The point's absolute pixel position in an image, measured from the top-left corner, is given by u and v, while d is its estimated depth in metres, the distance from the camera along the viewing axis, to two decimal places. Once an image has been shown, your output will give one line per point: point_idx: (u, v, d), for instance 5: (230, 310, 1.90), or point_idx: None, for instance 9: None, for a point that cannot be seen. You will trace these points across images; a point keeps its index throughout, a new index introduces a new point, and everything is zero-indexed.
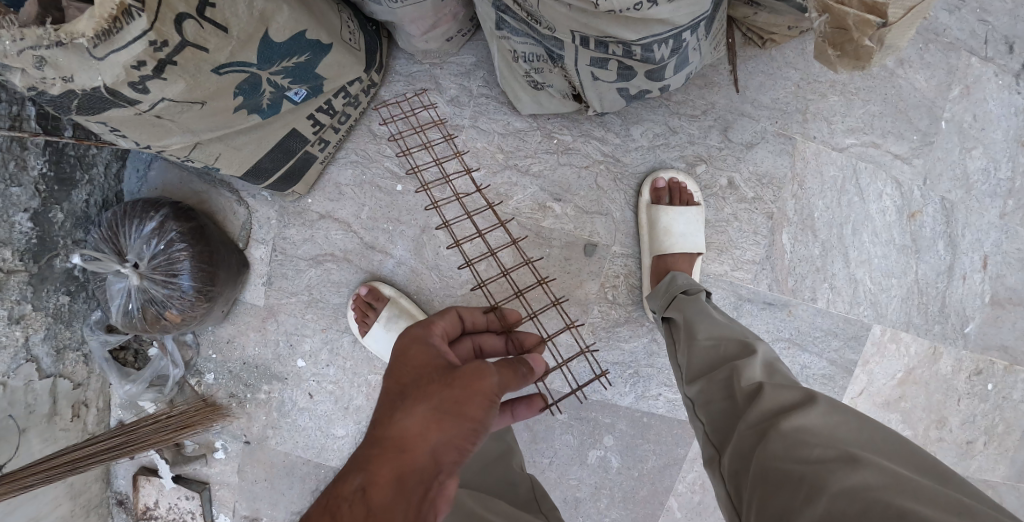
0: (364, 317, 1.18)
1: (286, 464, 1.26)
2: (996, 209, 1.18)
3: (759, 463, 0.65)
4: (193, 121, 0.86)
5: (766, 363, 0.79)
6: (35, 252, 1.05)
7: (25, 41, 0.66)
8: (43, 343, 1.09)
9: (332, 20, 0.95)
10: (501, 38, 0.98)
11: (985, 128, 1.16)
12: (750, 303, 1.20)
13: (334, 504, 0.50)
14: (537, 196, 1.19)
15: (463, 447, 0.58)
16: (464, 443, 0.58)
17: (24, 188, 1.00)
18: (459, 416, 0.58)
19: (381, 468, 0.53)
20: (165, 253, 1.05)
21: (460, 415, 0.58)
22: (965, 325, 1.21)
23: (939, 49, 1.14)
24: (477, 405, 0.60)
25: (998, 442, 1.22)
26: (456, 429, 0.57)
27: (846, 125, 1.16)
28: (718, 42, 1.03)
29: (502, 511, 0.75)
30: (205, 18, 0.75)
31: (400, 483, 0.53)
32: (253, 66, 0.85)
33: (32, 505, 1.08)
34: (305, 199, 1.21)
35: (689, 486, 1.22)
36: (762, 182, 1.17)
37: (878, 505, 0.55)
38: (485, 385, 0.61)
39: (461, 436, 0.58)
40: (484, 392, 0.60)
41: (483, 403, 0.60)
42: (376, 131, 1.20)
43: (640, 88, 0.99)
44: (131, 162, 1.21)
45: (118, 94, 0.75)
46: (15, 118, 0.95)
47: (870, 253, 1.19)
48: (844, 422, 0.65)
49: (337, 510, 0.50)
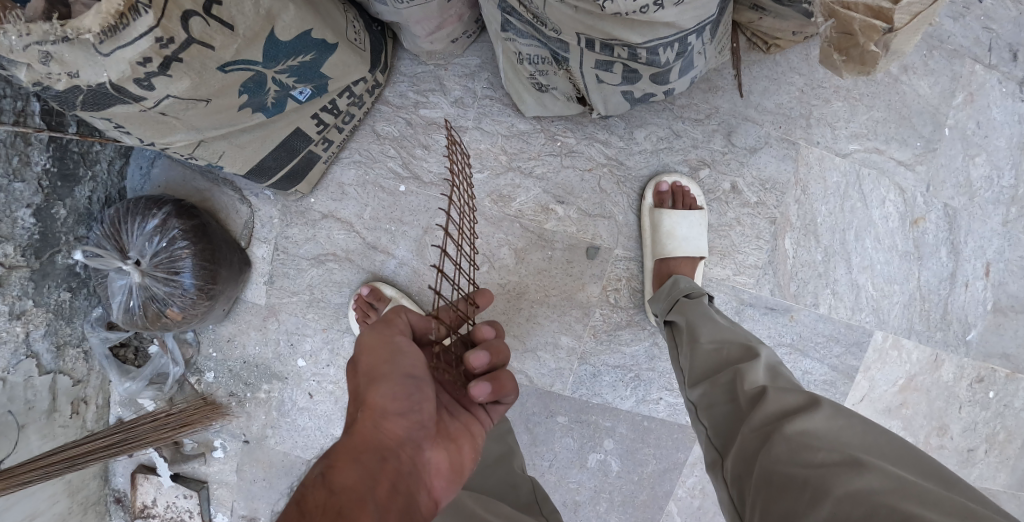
0: (365, 316, 1.16)
1: (285, 464, 1.26)
2: (999, 216, 1.18)
3: (762, 467, 0.65)
4: (198, 118, 0.86)
5: (770, 367, 0.79)
6: (37, 248, 1.05)
7: (31, 36, 0.66)
8: (44, 339, 1.09)
9: (337, 19, 0.95)
10: (507, 40, 0.98)
11: (988, 136, 1.16)
12: (753, 307, 1.20)
13: (300, 494, 0.50)
14: (541, 198, 1.19)
15: (402, 407, 0.60)
16: (400, 403, 0.60)
17: (27, 184, 1.00)
18: (375, 380, 0.61)
19: (339, 456, 0.54)
20: (167, 251, 1.05)
21: (376, 377, 0.61)
22: (967, 332, 1.21)
23: (944, 55, 1.14)
24: (374, 358, 0.63)
25: (999, 449, 1.23)
26: (381, 390, 0.60)
27: (850, 130, 1.16)
28: (723, 46, 1.02)
29: (502, 513, 0.75)
30: (211, 15, 0.75)
31: (360, 462, 0.53)
32: (258, 65, 0.85)
33: (30, 501, 1.09)
34: (308, 198, 1.21)
35: (689, 491, 1.22)
36: (765, 187, 1.17)
37: (884, 509, 0.55)
38: (371, 340, 0.65)
39: (389, 395, 0.60)
40: (376, 346, 0.64)
41: (383, 357, 0.63)
42: (380, 131, 1.19)
43: (644, 91, 0.99)
44: (134, 160, 1.21)
45: (123, 90, 0.75)
46: (20, 113, 0.95)
47: (873, 259, 1.19)
48: (850, 426, 0.65)
49: (304, 497, 0.49)
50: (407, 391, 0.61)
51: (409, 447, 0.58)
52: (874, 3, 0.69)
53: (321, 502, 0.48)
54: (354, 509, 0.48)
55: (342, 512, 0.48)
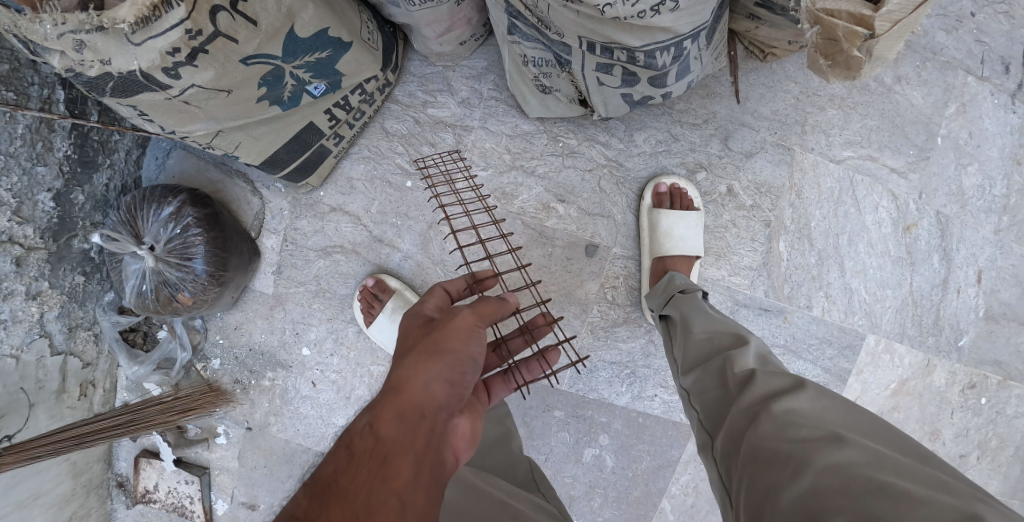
0: (370, 308, 1.22)
1: (286, 452, 1.29)
2: (991, 225, 1.20)
3: (749, 444, 0.67)
4: (217, 109, 0.90)
5: (759, 354, 0.82)
6: (56, 231, 1.09)
7: (67, 25, 0.70)
8: (57, 320, 1.13)
9: (352, 19, 1.00)
10: (512, 42, 1.03)
11: (980, 146, 1.19)
12: (747, 308, 1.23)
13: (348, 438, 0.56)
14: (542, 196, 1.23)
15: (454, 377, 0.63)
16: (453, 374, 0.63)
17: (49, 168, 1.04)
18: (440, 350, 0.64)
19: (384, 410, 0.59)
20: (181, 237, 1.09)
21: (442, 349, 0.64)
22: (959, 339, 1.23)
23: (936, 67, 1.18)
24: (455, 334, 0.65)
25: (991, 456, 1.25)
26: (443, 361, 0.63)
27: (844, 138, 1.20)
28: (719, 53, 1.07)
29: (506, 488, 0.77)
30: (237, 10, 0.80)
31: (402, 418, 0.58)
32: (277, 59, 0.90)
33: (35, 479, 1.11)
34: (317, 192, 1.25)
35: (682, 489, 1.24)
36: (760, 190, 1.21)
37: (860, 479, 0.57)
38: (460, 320, 0.67)
39: (446, 366, 0.62)
40: (461, 325, 0.67)
41: (462, 335, 0.66)
42: (389, 129, 1.24)
43: (643, 94, 1.03)
44: (151, 150, 1.25)
45: (151, 78, 0.79)
46: (46, 101, 1.00)
47: (866, 264, 1.22)
48: (832, 406, 0.68)
49: (352, 442, 0.56)
50: (463, 369, 0.64)
51: (447, 412, 0.61)
52: (856, 10, 0.73)
53: (366, 449, 0.55)
54: (395, 459, 0.54)
55: (385, 460, 0.54)
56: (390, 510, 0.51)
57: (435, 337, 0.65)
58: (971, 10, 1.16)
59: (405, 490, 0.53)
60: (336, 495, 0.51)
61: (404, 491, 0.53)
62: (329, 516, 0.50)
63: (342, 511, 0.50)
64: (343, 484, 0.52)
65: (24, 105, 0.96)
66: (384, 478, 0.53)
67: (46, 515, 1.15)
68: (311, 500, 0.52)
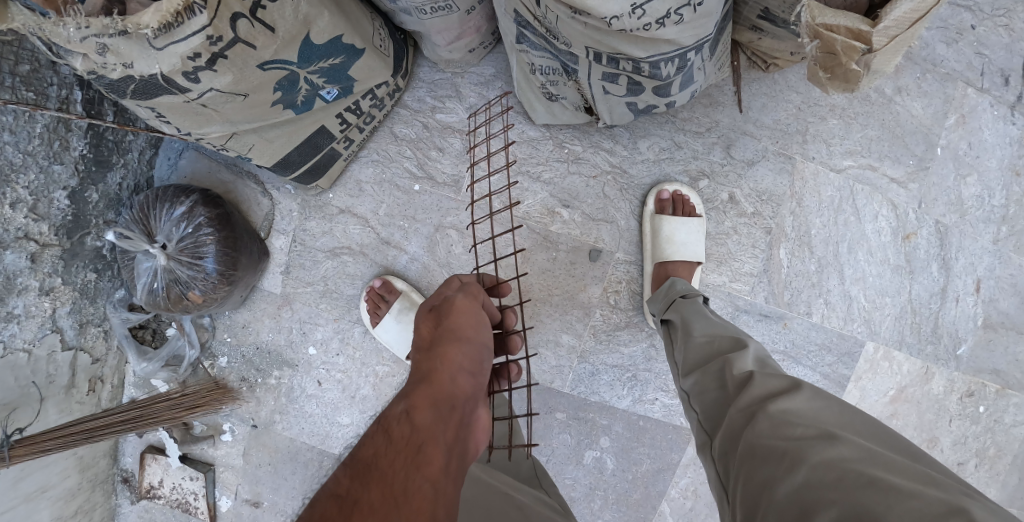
0: (377, 308, 1.24)
1: (290, 450, 1.30)
2: (990, 234, 1.22)
3: (747, 441, 0.69)
4: (233, 112, 0.92)
5: (758, 357, 0.83)
6: (69, 228, 1.11)
7: (91, 29, 0.72)
8: (69, 316, 1.15)
9: (365, 26, 1.03)
10: (521, 51, 1.05)
11: (980, 156, 1.21)
12: (748, 313, 1.25)
13: (386, 424, 0.65)
14: (547, 201, 1.25)
15: (474, 368, 0.71)
16: (472, 364, 0.71)
17: (65, 167, 1.07)
18: (457, 339, 0.71)
19: (418, 398, 0.67)
20: (193, 236, 1.11)
21: (459, 339, 0.71)
22: (958, 347, 1.24)
23: (937, 78, 1.20)
24: (465, 320, 0.73)
25: (989, 464, 1.26)
26: (462, 349, 0.70)
27: (845, 147, 1.22)
28: (722, 64, 1.09)
29: (512, 483, 0.79)
30: (256, 18, 0.82)
31: (435, 407, 0.66)
32: (293, 65, 0.92)
33: (43, 473, 1.13)
34: (327, 193, 1.28)
35: (681, 492, 1.25)
36: (762, 198, 1.23)
37: (852, 474, 0.59)
38: (465, 305, 0.75)
39: (466, 355, 0.70)
40: (469, 313, 0.74)
41: (472, 323, 0.73)
42: (398, 133, 1.27)
43: (647, 103, 1.06)
44: (164, 150, 1.28)
45: (171, 82, 0.82)
46: (64, 101, 1.03)
47: (865, 272, 1.24)
48: (828, 406, 0.69)
49: (391, 429, 0.64)
50: (480, 356, 0.72)
51: (472, 402, 0.69)
52: (854, 25, 0.75)
53: (403, 435, 0.63)
54: (428, 447, 0.62)
55: (420, 448, 0.62)
56: (424, 494, 0.58)
57: (450, 326, 0.73)
58: (972, 23, 1.19)
59: (438, 477, 0.60)
60: (375, 476, 0.59)
61: (438, 478, 0.60)
62: (369, 494, 0.57)
63: (380, 490, 0.58)
64: (383, 468, 0.60)
65: (43, 105, 0.99)
66: (418, 463, 0.60)
67: (52, 508, 1.17)
68: (352, 479, 0.60)
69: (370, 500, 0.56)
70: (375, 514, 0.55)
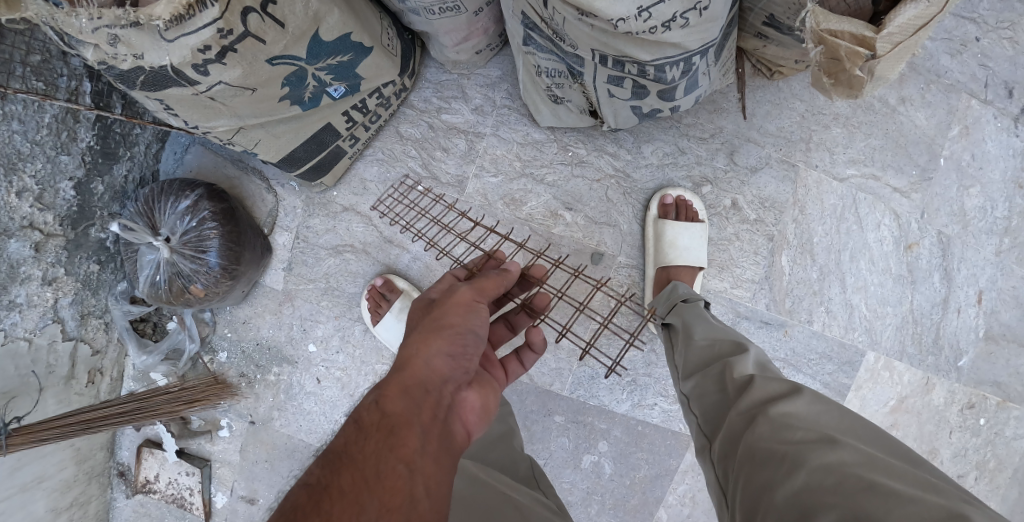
0: (378, 307, 1.24)
1: (287, 447, 1.30)
2: (992, 246, 1.22)
3: (746, 444, 0.69)
4: (241, 106, 0.93)
5: (758, 362, 0.83)
6: (74, 219, 1.12)
7: (103, 20, 0.73)
8: (71, 307, 1.15)
9: (374, 24, 1.04)
10: (528, 53, 1.05)
11: (982, 168, 1.22)
12: (749, 320, 1.25)
13: (357, 412, 0.65)
14: (551, 204, 1.26)
15: (453, 352, 0.73)
16: (452, 348, 0.73)
17: (72, 158, 1.07)
18: (440, 327, 0.75)
19: (390, 387, 0.68)
20: (197, 230, 1.11)
21: (441, 326, 0.75)
22: (959, 359, 1.24)
23: (941, 90, 1.20)
24: (453, 311, 0.77)
25: (990, 478, 1.25)
26: (441, 336, 0.74)
27: (848, 156, 1.23)
28: (727, 70, 1.10)
29: (508, 482, 0.79)
30: (267, 13, 0.83)
31: (407, 393, 0.67)
32: (301, 60, 0.93)
33: (39, 464, 1.12)
34: (331, 191, 1.28)
35: (679, 498, 1.25)
36: (765, 205, 1.23)
37: (852, 478, 0.59)
38: (459, 299, 0.79)
39: (446, 341, 0.73)
40: (460, 304, 0.78)
41: (460, 312, 0.77)
42: (403, 132, 1.28)
43: (652, 107, 1.06)
44: (170, 145, 1.28)
45: (181, 74, 0.82)
46: (73, 92, 1.04)
47: (867, 280, 1.24)
48: (827, 411, 0.69)
49: (361, 417, 0.65)
50: (465, 340, 0.75)
51: (450, 385, 0.71)
52: (859, 32, 0.75)
53: (373, 422, 0.64)
54: (402, 430, 0.63)
55: (393, 430, 0.63)
56: (398, 476, 0.59)
57: (438, 316, 0.77)
58: (976, 36, 1.19)
59: (413, 458, 0.61)
60: (345, 462, 0.59)
61: (411, 459, 0.61)
62: (341, 479, 0.58)
63: (352, 474, 0.58)
64: (354, 453, 0.60)
65: (52, 95, 1.00)
66: (392, 446, 0.61)
67: (47, 500, 1.16)
68: (322, 468, 0.59)
69: (342, 484, 0.57)
70: (345, 498, 0.56)
